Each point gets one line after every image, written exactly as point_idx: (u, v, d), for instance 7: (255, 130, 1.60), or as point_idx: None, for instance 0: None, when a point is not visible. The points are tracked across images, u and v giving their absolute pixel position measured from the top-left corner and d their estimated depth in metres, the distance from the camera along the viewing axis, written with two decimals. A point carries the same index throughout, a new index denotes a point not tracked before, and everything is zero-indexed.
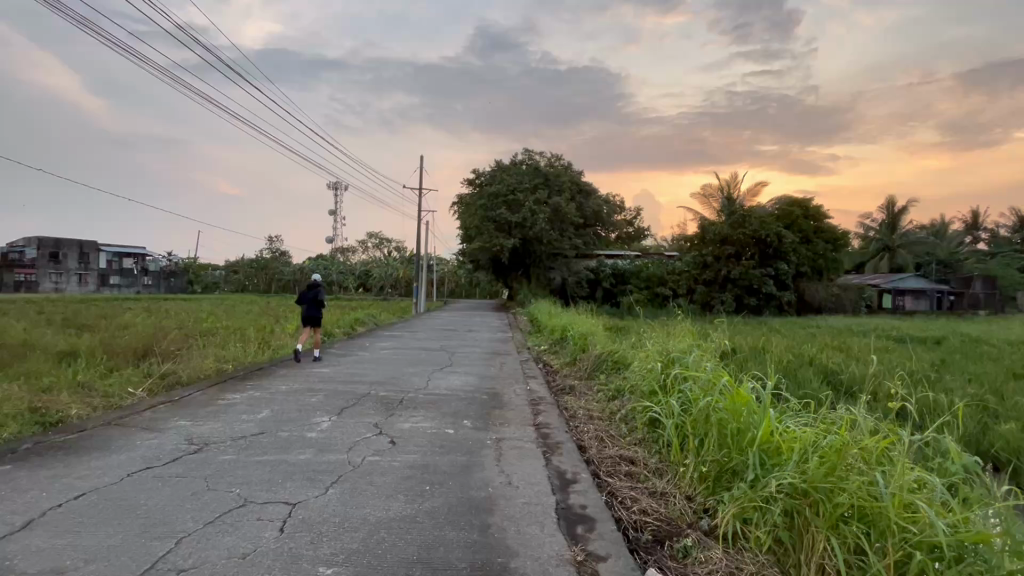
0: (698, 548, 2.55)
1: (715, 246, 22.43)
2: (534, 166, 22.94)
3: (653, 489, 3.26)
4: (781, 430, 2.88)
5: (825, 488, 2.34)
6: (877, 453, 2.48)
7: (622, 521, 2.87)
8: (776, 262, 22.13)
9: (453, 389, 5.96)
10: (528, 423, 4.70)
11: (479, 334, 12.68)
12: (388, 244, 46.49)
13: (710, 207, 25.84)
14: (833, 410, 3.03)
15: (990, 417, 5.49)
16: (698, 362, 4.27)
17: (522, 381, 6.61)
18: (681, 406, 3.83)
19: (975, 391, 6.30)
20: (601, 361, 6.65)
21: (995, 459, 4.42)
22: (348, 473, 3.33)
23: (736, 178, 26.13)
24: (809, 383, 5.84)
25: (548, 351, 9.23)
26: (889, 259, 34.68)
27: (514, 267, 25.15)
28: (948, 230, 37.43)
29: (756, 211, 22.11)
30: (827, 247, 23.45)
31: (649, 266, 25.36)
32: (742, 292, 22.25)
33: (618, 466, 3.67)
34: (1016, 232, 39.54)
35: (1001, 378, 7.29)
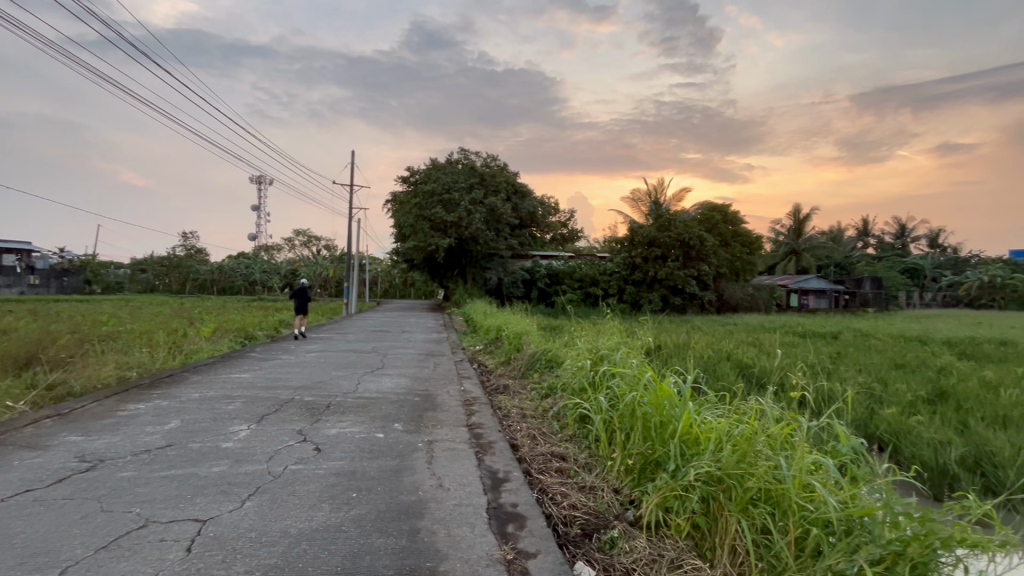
0: (623, 539, 2.64)
1: (643, 248, 23.70)
2: (470, 166, 22.85)
3: (582, 484, 3.34)
4: (699, 421, 3.04)
5: (737, 475, 2.51)
6: (781, 439, 2.67)
7: (551, 517, 2.92)
8: (699, 264, 23.32)
9: (384, 392, 5.79)
10: (461, 424, 4.67)
11: (413, 334, 12.49)
12: (317, 242, 44.49)
13: (639, 211, 27.03)
14: (745, 402, 3.23)
15: (876, 402, 6.17)
16: (624, 359, 4.41)
17: (456, 381, 6.56)
18: (609, 401, 3.95)
19: (865, 379, 7.08)
20: (534, 360, 6.73)
21: (879, 440, 4.98)
22: (267, 484, 3.13)
23: (662, 184, 27.49)
24: (726, 376, 6.28)
25: (482, 351, 9.23)
26: (796, 262, 37.98)
27: (449, 267, 24.94)
28: (844, 237, 41.69)
29: (681, 215, 23.40)
30: (743, 250, 25.28)
31: (583, 266, 25.68)
32: (668, 292, 23.47)
33: (550, 463, 3.72)
34: (897, 238, 44.72)
35: (885, 367, 8.23)
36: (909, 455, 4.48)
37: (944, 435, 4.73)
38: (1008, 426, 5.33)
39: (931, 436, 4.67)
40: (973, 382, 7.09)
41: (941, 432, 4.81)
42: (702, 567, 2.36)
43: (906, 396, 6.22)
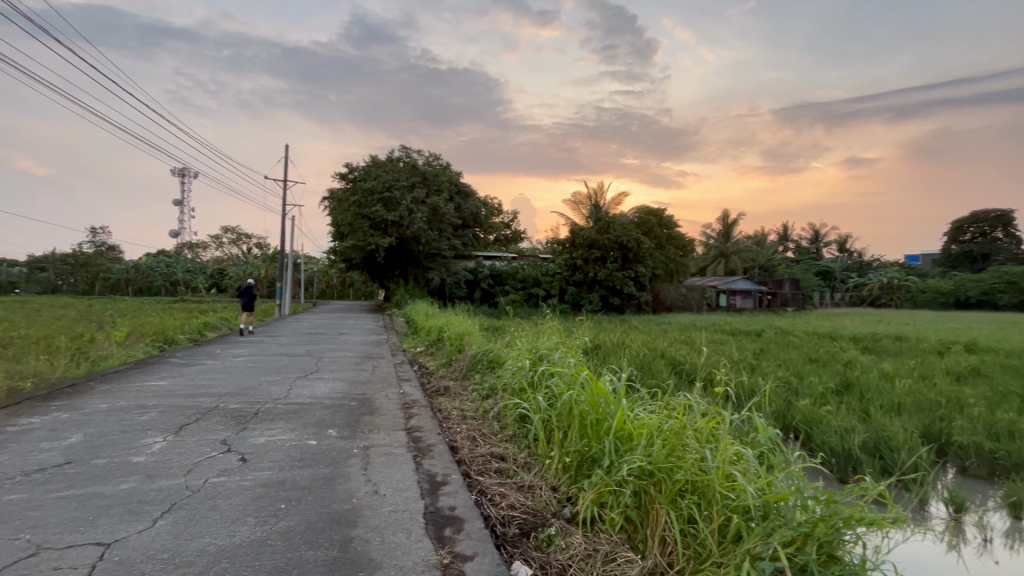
0: (560, 536, 2.68)
1: (584, 249, 24.34)
2: (412, 164, 22.48)
3: (521, 483, 3.36)
4: (632, 417, 3.15)
5: (667, 468, 2.62)
6: (707, 432, 2.81)
7: (489, 518, 2.91)
8: (636, 265, 24.20)
9: (318, 397, 5.56)
10: (399, 427, 4.57)
11: (351, 336, 12.06)
12: (247, 240, 42.06)
13: (581, 214, 27.69)
14: (674, 397, 3.37)
15: (793, 394, 6.66)
16: (562, 358, 4.49)
17: (395, 384, 6.40)
18: (547, 400, 4.00)
19: (784, 374, 7.62)
20: (476, 361, 6.71)
21: (795, 429, 5.38)
22: (184, 500, 2.91)
23: (603, 188, 28.31)
24: (659, 373, 6.56)
25: (423, 352, 9.08)
26: (724, 264, 40.34)
27: (390, 267, 24.38)
28: (767, 241, 44.78)
29: (619, 218, 24.24)
30: (676, 253, 26.57)
31: (526, 267, 25.76)
32: (607, 292, 24.17)
33: (489, 464, 3.71)
34: (812, 243, 48.62)
35: (801, 362, 8.92)
36: (819, 442, 4.88)
37: (849, 423, 5.18)
38: (901, 413, 5.95)
39: (838, 424, 5.11)
40: (874, 374, 7.83)
41: (846, 420, 5.27)
42: (634, 558, 2.44)
43: (818, 388, 6.77)
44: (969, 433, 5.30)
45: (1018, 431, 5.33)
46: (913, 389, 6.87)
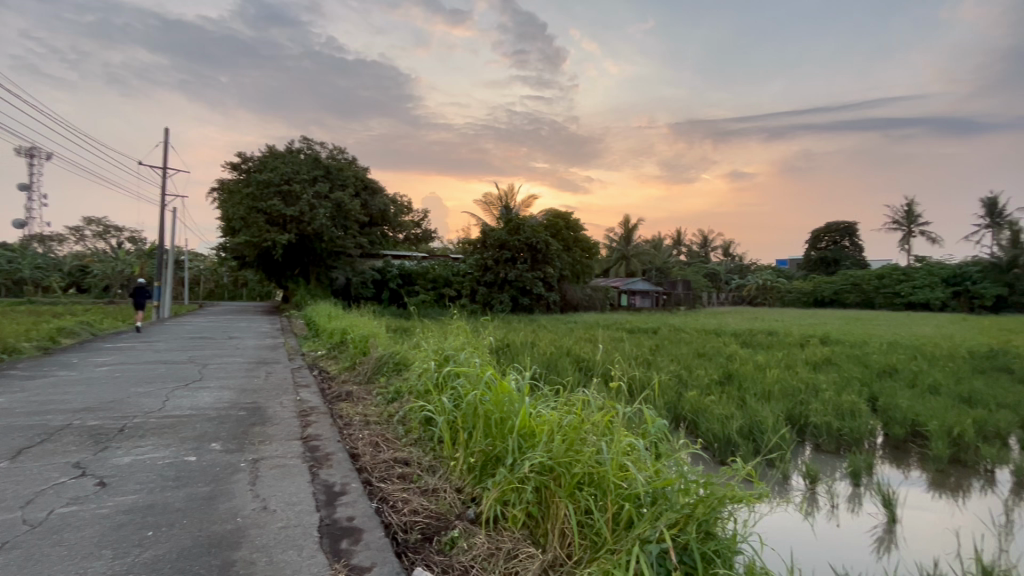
0: (463, 538, 2.66)
1: (495, 250, 24.66)
2: (314, 156, 21.24)
3: (425, 487, 3.29)
4: (535, 415, 3.21)
5: (567, 463, 2.72)
6: (603, 426, 2.94)
7: (390, 526, 2.81)
8: (545, 266, 24.96)
9: (200, 409, 5.02)
10: (294, 437, 4.27)
11: (244, 340, 11.07)
12: (118, 233, 37.08)
13: (492, 216, 27.97)
14: (574, 394, 3.50)
15: (682, 385, 7.26)
16: (468, 359, 4.47)
17: (291, 391, 5.97)
18: (453, 402, 3.96)
19: (676, 368, 8.25)
20: (381, 364, 6.48)
21: (684, 418, 5.86)
22: (22, 537, 2.47)
23: (513, 189, 28.81)
24: (564, 370, 6.80)
25: (325, 355, 8.57)
26: (625, 266, 42.95)
27: (289, 266, 22.80)
28: (663, 245, 48.43)
29: (529, 220, 24.91)
30: (582, 255, 27.85)
31: (436, 266, 25.35)
32: (517, 292, 24.63)
33: (391, 470, 3.60)
34: (700, 247, 53.40)
35: (691, 357, 9.72)
36: (704, 429, 5.36)
37: (729, 411, 5.72)
38: (770, 399, 6.74)
39: (720, 411, 5.63)
40: (750, 366, 8.74)
41: (727, 408, 5.83)
42: (535, 553, 2.49)
43: (703, 380, 7.44)
44: (822, 414, 6.13)
45: (858, 410, 6.26)
46: (779, 378, 7.79)
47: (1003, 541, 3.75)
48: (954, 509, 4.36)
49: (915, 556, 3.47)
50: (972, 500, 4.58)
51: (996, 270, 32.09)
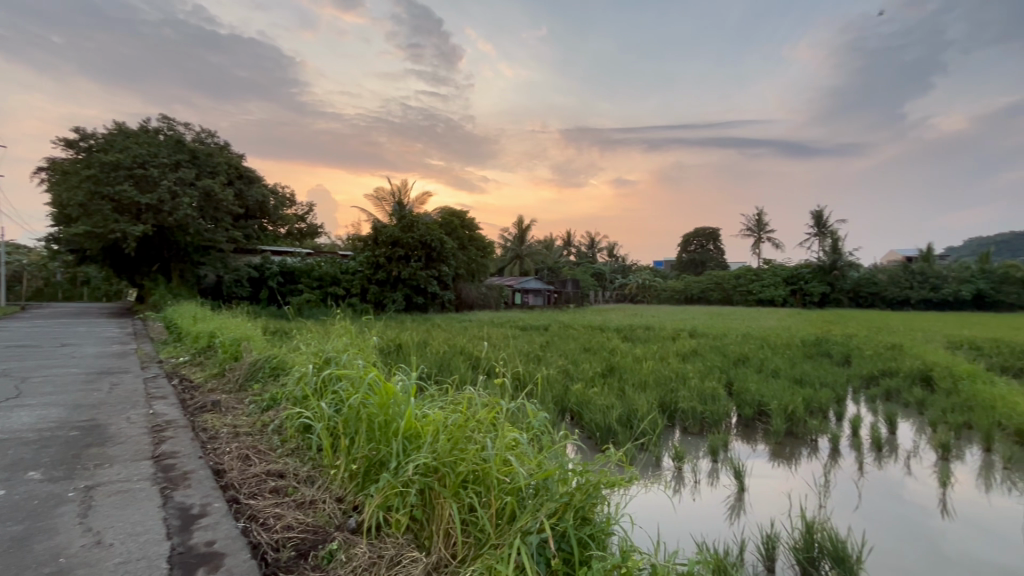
0: (342, 549, 2.52)
1: (387, 248, 23.95)
2: (176, 138, 18.81)
3: (301, 500, 3.06)
4: (420, 415, 3.14)
5: (451, 462, 2.70)
6: (488, 422, 2.97)
7: (258, 546, 2.56)
8: (440, 265, 24.78)
9: (14, 432, 4.17)
10: (143, 457, 3.72)
11: (81, 348, 9.43)
12: None
13: (384, 212, 27.05)
14: (459, 392, 3.48)
15: (571, 379, 7.62)
16: (350, 360, 4.25)
17: (141, 405, 5.19)
18: (333, 407, 3.74)
19: (565, 363, 8.62)
20: (256, 369, 5.93)
21: (570, 410, 6.18)
22: None
23: (406, 185, 28.10)
24: (456, 369, 6.76)
25: (187, 362, 7.58)
26: (519, 265, 44.11)
27: (146, 261, 19.99)
28: (554, 246, 50.56)
29: (423, 218, 24.70)
30: (476, 254, 28.17)
31: (323, 264, 23.56)
32: (410, 291, 24.13)
33: (263, 484, 3.29)
34: (587, 249, 56.66)
35: (578, 352, 10.26)
36: (588, 419, 5.69)
37: (612, 401, 6.10)
38: (646, 388, 7.35)
39: (602, 402, 5.99)
40: (630, 359, 9.46)
41: (608, 399, 6.23)
42: (419, 557, 2.44)
43: (588, 373, 7.91)
44: (688, 399, 6.81)
45: (717, 395, 7.06)
46: (654, 369, 8.53)
47: (822, 498, 4.47)
48: (789, 474, 5.10)
49: (757, 519, 4.00)
50: (802, 465, 5.40)
51: (821, 272, 38.39)
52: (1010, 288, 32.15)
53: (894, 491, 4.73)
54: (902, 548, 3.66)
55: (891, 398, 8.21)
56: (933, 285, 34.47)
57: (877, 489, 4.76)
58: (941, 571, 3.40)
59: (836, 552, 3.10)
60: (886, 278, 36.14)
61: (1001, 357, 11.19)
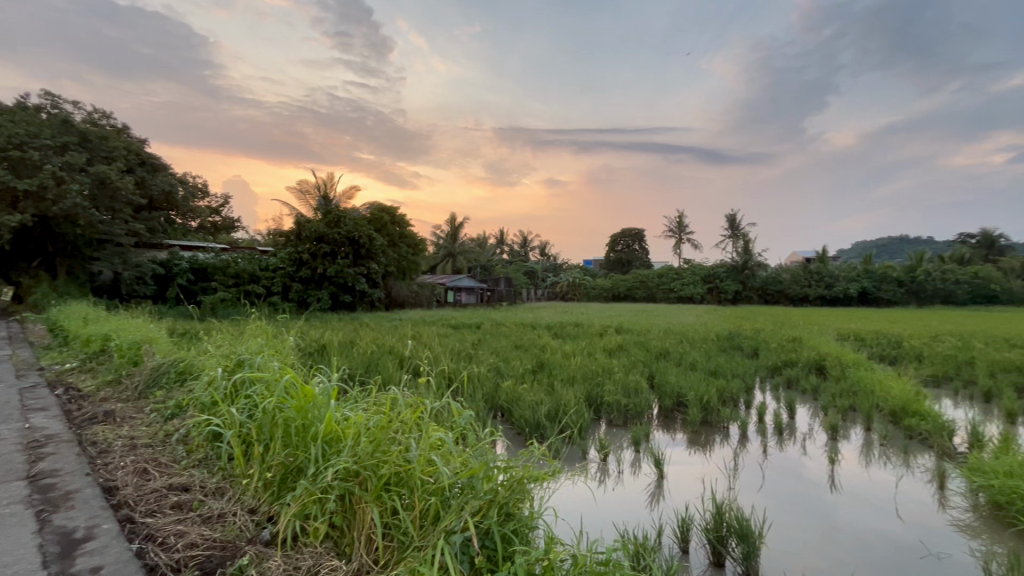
0: (253, 564, 2.36)
1: (311, 244, 23.04)
2: (62, 117, 16.74)
3: (207, 514, 2.83)
4: (341, 419, 3.01)
5: (372, 465, 2.61)
6: (412, 422, 2.91)
7: (155, 569, 2.33)
8: (368, 262, 24.12)
9: None
10: (15, 478, 3.26)
11: None
12: None
13: (308, 206, 25.78)
14: (382, 393, 3.38)
15: (502, 377, 7.67)
16: (265, 362, 4.00)
17: (15, 419, 4.56)
18: (246, 413, 3.49)
19: (497, 360, 8.65)
20: (160, 374, 5.42)
21: (500, 407, 6.24)
22: None
23: (332, 178, 26.92)
24: (384, 368, 6.56)
25: (75, 369, 6.76)
26: (451, 263, 43.73)
27: (25, 255, 17.65)
28: (488, 244, 50.63)
29: (350, 213, 24.13)
30: (407, 251, 27.66)
31: (238, 261, 21.75)
32: (337, 289, 23.20)
33: (164, 500, 3.00)
34: (520, 247, 57.33)
35: (509, 349, 10.35)
36: (517, 415, 5.77)
37: (540, 398, 6.18)
38: (574, 383, 7.59)
39: (531, 398, 6.07)
40: (560, 355, 9.70)
41: (536, 394, 6.32)
42: (338, 565, 2.34)
43: (518, 370, 8.01)
44: (613, 393, 7.08)
45: (639, 388, 7.41)
46: (581, 364, 8.81)
47: (731, 481, 4.81)
48: (703, 460, 5.47)
49: (675, 504, 4.24)
50: (714, 452, 5.79)
51: (734, 271, 41.29)
52: (888, 286, 36.69)
53: (793, 470, 5.19)
54: (800, 523, 4.01)
55: (790, 386, 9.03)
56: (827, 284, 38.24)
57: (778, 470, 5.21)
58: (834, 541, 3.75)
59: (741, 528, 3.34)
60: (789, 278, 39.57)
61: (880, 347, 12.66)
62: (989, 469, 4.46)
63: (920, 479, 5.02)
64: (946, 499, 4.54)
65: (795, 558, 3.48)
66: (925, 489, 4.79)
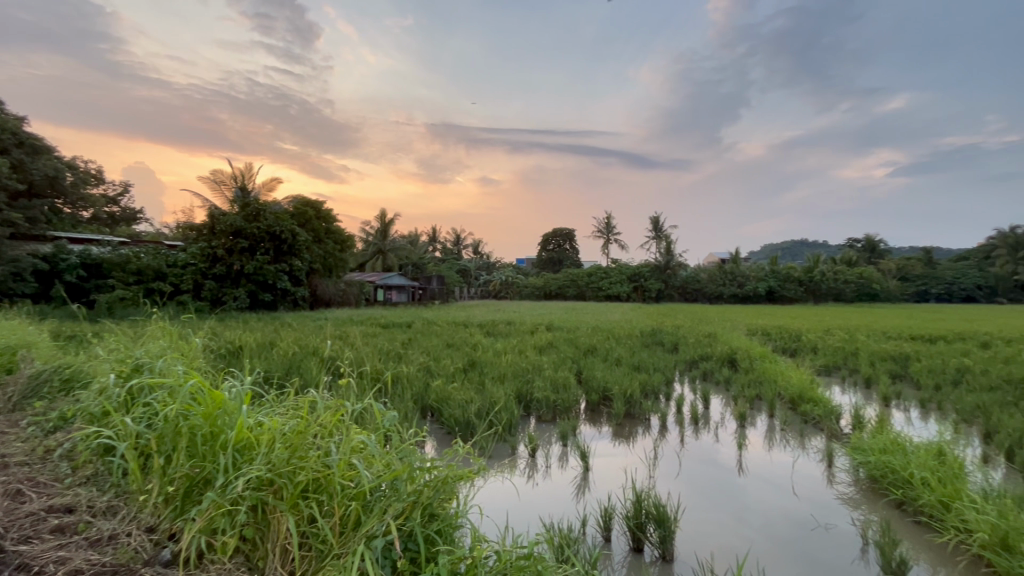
0: None
1: (226, 238, 21.52)
2: None
3: (96, 537, 2.54)
4: (254, 425, 2.83)
5: (288, 472, 2.47)
6: (331, 425, 2.80)
7: None
8: (291, 258, 23.05)
9: None
10: None
11: None
12: None
13: (222, 197, 23.96)
14: (300, 397, 3.22)
15: (433, 376, 7.59)
16: (168, 366, 3.66)
17: None
18: (143, 421, 3.17)
19: (427, 360, 8.52)
20: (40, 384, 4.80)
21: (429, 407, 6.17)
22: None
23: (251, 168, 25.22)
24: (306, 371, 6.25)
25: None
26: (381, 260, 42.49)
27: None
28: (420, 242, 49.78)
29: (271, 206, 22.81)
30: (333, 247, 26.72)
31: (140, 255, 19.69)
32: (255, 287, 21.79)
33: (41, 524, 2.65)
34: (452, 246, 56.88)
35: (440, 348, 10.24)
36: (447, 415, 5.71)
37: (469, 396, 6.16)
38: (503, 380, 7.66)
39: (460, 397, 6.05)
40: (491, 353, 9.75)
41: (466, 393, 6.30)
42: None
43: (449, 368, 7.95)
44: (542, 389, 7.22)
45: (567, 384, 7.60)
46: (512, 361, 8.90)
47: (650, 470, 5.08)
48: (626, 451, 5.72)
49: (599, 494, 4.41)
50: (637, 443, 6.07)
51: (657, 270, 43.45)
52: (790, 285, 40.25)
53: (706, 457, 5.57)
54: (712, 506, 4.30)
55: (706, 378, 9.67)
56: (739, 283, 41.25)
57: (694, 457, 5.56)
58: (742, 520, 4.06)
59: (658, 515, 3.53)
60: (706, 277, 42.26)
61: (782, 341, 13.86)
62: (868, 447, 5.03)
63: (813, 459, 5.57)
64: (834, 476, 5.08)
65: (708, 537, 3.75)
66: (817, 467, 5.33)
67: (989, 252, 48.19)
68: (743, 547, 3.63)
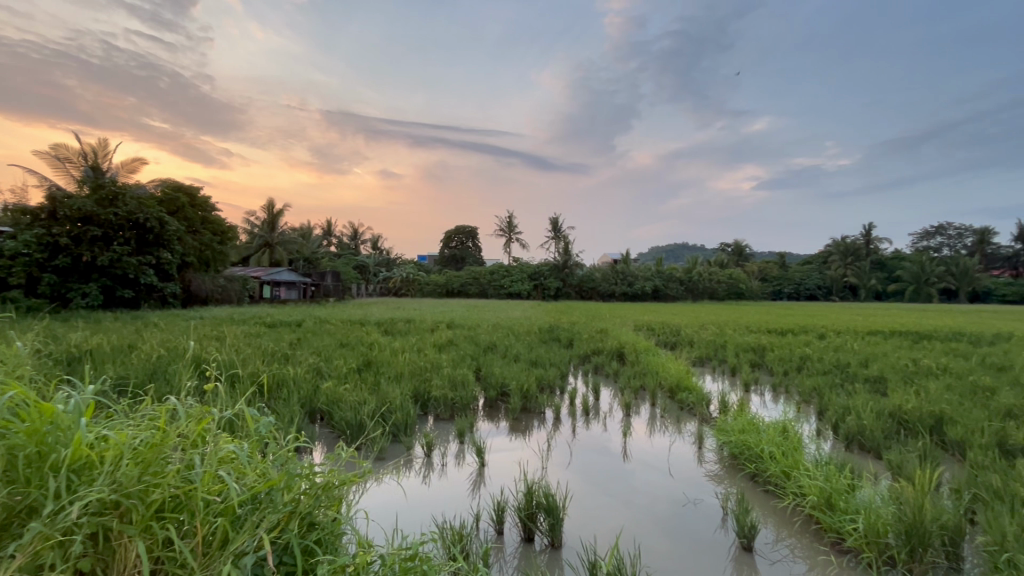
0: None
1: (73, 225, 18.45)
2: None
3: None
4: (95, 439, 2.44)
5: (139, 491, 2.17)
6: (195, 436, 2.51)
7: None
8: (158, 250, 20.43)
9: None
10: None
11: None
12: None
13: (67, 176, 20.48)
14: (156, 405, 2.84)
15: (323, 377, 7.19)
16: None
17: None
18: None
19: (317, 360, 8.02)
20: None
21: (318, 409, 5.85)
22: None
23: (105, 145, 21.88)
24: (172, 377, 5.57)
25: None
26: (269, 254, 39.27)
27: None
28: (313, 235, 46.85)
29: (132, 190, 19.98)
30: (211, 240, 24.21)
31: None
32: (112, 282, 18.96)
33: None
34: (350, 241, 54.28)
35: (332, 347, 9.73)
36: (338, 417, 5.44)
37: (361, 397, 5.90)
38: (400, 379, 7.48)
39: (352, 398, 5.78)
40: (388, 351, 9.47)
41: (359, 394, 6.04)
42: None
43: (341, 369, 7.59)
44: (439, 387, 7.15)
45: (466, 380, 7.61)
46: (410, 359, 8.73)
47: (543, 462, 5.26)
48: (520, 445, 5.86)
49: (492, 488, 4.48)
50: (532, 436, 6.27)
51: (556, 269, 45.14)
52: (672, 284, 44.14)
53: (596, 446, 5.90)
54: (600, 492, 4.56)
55: (597, 371, 10.26)
56: (629, 281, 44.01)
57: (585, 446, 5.88)
58: (627, 502, 4.37)
59: (549, 505, 3.66)
60: (600, 276, 44.70)
61: (664, 335, 15.14)
62: (730, 428, 5.68)
63: (686, 441, 6.16)
64: (703, 455, 5.66)
65: (596, 521, 3.97)
66: (689, 448, 5.90)
67: (827, 257, 56.72)
68: (623, 527, 3.89)
